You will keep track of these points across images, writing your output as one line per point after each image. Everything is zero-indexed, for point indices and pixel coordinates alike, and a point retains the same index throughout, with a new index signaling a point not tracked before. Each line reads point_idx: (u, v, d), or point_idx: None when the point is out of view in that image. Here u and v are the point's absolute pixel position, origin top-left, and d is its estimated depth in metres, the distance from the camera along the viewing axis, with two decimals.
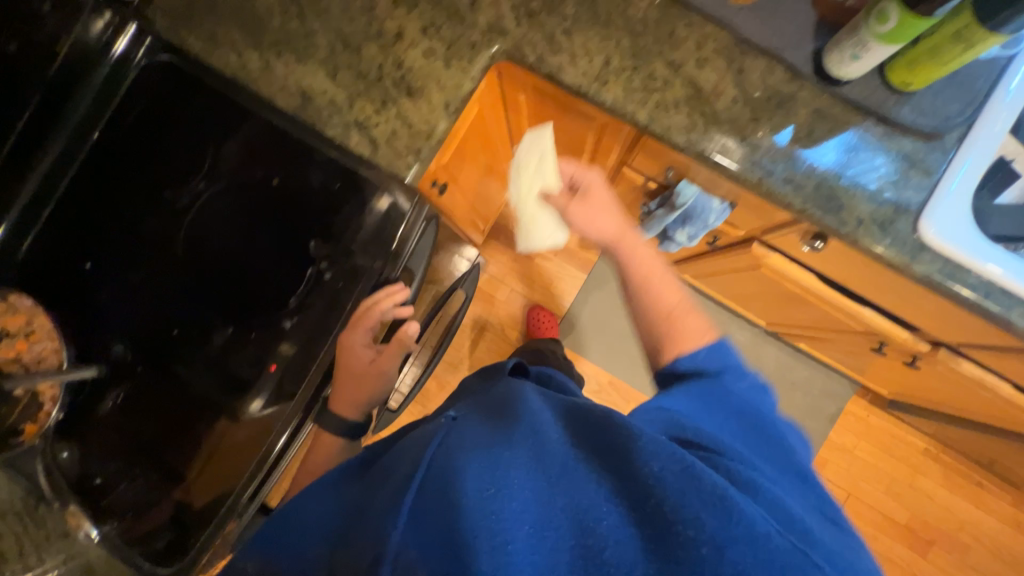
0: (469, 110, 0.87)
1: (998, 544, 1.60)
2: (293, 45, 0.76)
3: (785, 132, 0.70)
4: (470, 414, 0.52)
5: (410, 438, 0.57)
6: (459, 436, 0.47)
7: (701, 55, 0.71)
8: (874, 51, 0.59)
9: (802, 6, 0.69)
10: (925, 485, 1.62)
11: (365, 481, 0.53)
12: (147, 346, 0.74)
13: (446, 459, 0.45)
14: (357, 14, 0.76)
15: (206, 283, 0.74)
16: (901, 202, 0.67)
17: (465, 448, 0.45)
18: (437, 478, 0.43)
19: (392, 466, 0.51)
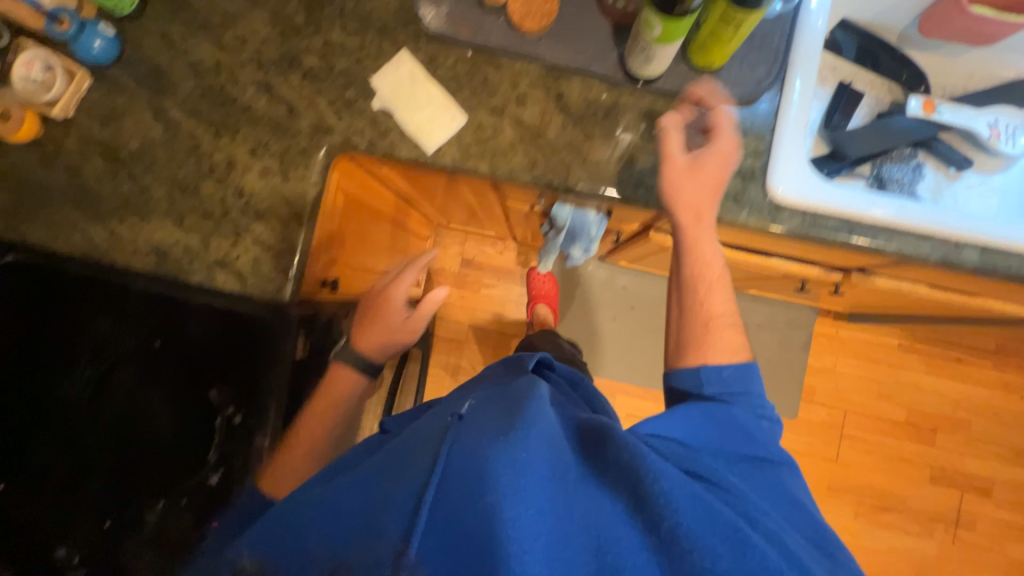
0: (334, 202, 0.87)
1: (993, 409, 1.65)
2: (133, 207, 0.75)
3: (620, 140, 0.71)
4: (482, 412, 0.46)
5: (407, 438, 0.49)
6: (474, 431, 0.43)
7: (519, 92, 0.72)
8: (657, 52, 0.61)
9: (594, 19, 0.71)
10: (911, 378, 1.66)
11: (355, 486, 0.45)
12: (85, 548, 0.72)
13: (467, 452, 0.41)
14: (184, 157, 0.75)
15: (122, 466, 0.73)
16: (746, 172, 0.69)
17: (489, 445, 0.40)
18: (460, 479, 0.39)
19: (386, 467, 0.45)
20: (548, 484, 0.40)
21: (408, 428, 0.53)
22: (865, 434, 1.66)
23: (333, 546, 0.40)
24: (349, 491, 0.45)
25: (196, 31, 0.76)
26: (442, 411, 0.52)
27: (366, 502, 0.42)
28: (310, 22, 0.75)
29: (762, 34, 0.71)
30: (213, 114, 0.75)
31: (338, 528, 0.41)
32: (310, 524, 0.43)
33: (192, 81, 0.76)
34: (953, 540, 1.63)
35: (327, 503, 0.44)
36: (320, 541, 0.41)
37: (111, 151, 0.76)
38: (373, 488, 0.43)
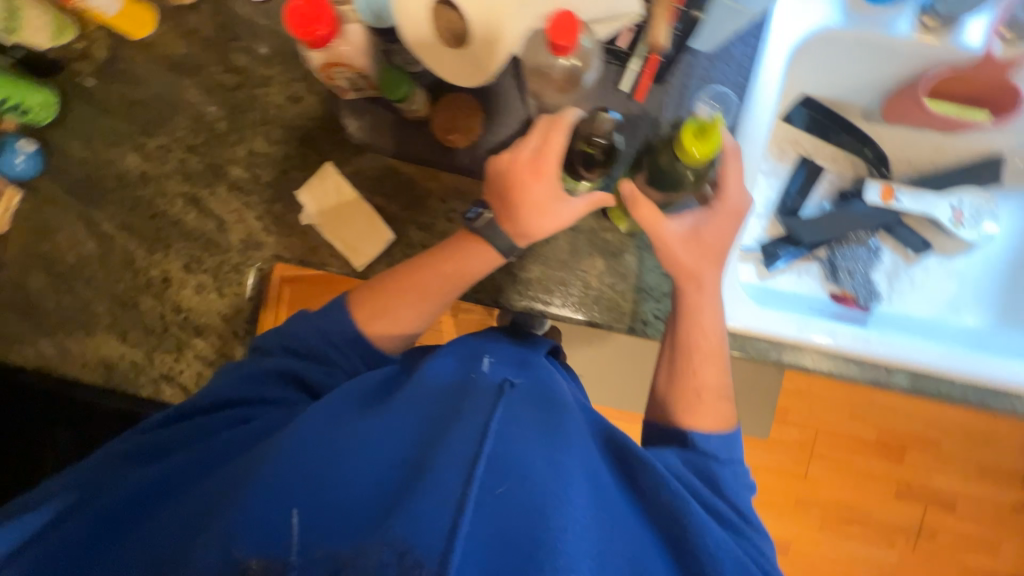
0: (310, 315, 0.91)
1: (965, 428, 1.66)
2: (78, 322, 0.77)
3: (551, 258, 0.69)
4: (529, 395, 0.49)
5: (427, 395, 0.48)
6: (524, 411, 0.45)
7: (448, 207, 0.70)
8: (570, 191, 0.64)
9: (524, 131, 0.67)
10: (886, 400, 1.67)
11: (396, 436, 0.42)
12: None
13: (525, 430, 0.43)
14: (121, 272, 0.76)
15: None
16: None
17: (530, 428, 0.44)
18: (508, 458, 0.40)
19: (424, 415, 0.45)
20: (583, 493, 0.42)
21: (432, 375, 0.52)
22: (834, 453, 1.69)
23: (364, 507, 0.37)
24: (386, 433, 0.43)
25: (121, 140, 0.75)
26: (471, 373, 0.52)
27: (415, 451, 0.41)
28: (234, 131, 0.73)
29: None
30: (144, 227, 0.75)
31: (374, 479, 0.38)
32: (342, 467, 0.39)
33: (121, 194, 0.75)
34: (911, 550, 1.70)
35: (342, 459, 0.40)
36: (352, 497, 0.37)
37: (50, 264, 0.77)
38: (420, 434, 0.42)
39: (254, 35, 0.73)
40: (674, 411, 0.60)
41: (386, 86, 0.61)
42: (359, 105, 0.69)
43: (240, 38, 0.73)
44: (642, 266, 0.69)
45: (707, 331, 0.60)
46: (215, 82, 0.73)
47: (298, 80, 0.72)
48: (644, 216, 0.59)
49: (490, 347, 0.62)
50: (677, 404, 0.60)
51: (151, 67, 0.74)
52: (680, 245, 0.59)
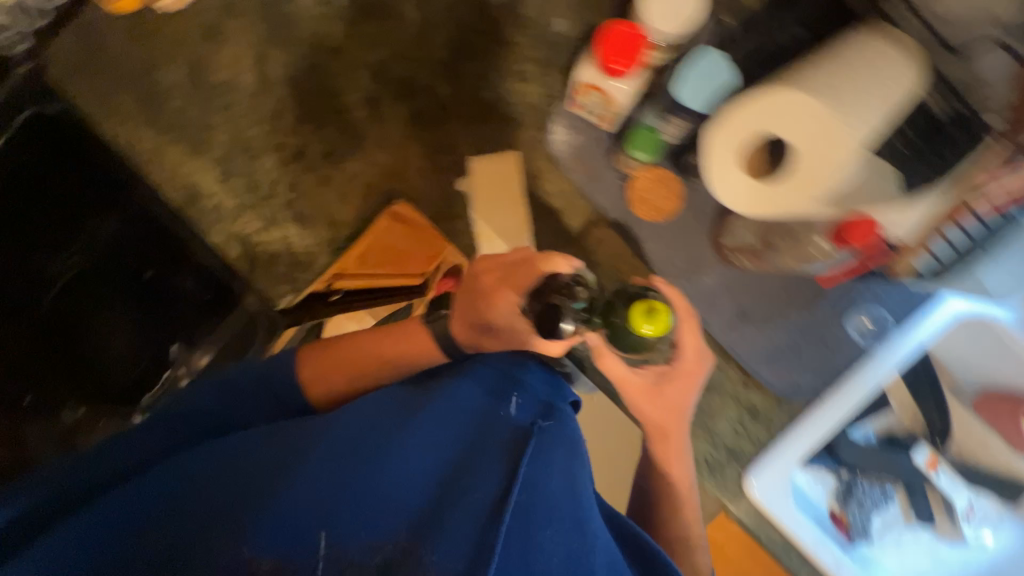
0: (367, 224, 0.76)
1: None
2: (190, 137, 0.74)
3: None
4: (559, 436, 0.41)
5: (452, 416, 0.42)
6: (549, 467, 0.39)
7: (592, 258, 0.70)
8: None
9: (704, 238, 0.67)
10: None
11: (419, 462, 0.38)
12: None
13: (546, 490, 0.37)
14: (261, 121, 0.73)
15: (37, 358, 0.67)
16: (735, 450, 0.70)
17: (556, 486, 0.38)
18: (524, 523, 0.35)
19: (442, 442, 0.40)
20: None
21: (463, 391, 0.45)
22: None
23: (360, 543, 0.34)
24: (403, 459, 0.38)
25: (338, 4, 0.70)
26: (506, 400, 0.44)
27: (427, 494, 0.36)
28: (448, 67, 0.70)
29: (833, 348, 0.67)
30: (308, 95, 0.72)
31: (393, 507, 0.35)
32: (370, 478, 0.37)
33: (306, 52, 0.71)
34: None
35: (365, 481, 0.37)
36: (354, 522, 0.35)
37: (197, 69, 0.72)
38: (441, 466, 0.39)
39: None
40: (630, 494, 0.57)
41: (638, 142, 0.61)
42: (578, 122, 0.66)
43: None
44: (720, 412, 0.70)
45: (694, 518, 0.54)
46: (459, 12, 0.69)
47: (537, 63, 0.68)
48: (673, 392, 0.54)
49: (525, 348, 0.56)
50: (639, 492, 0.57)
51: None
52: (668, 417, 0.54)
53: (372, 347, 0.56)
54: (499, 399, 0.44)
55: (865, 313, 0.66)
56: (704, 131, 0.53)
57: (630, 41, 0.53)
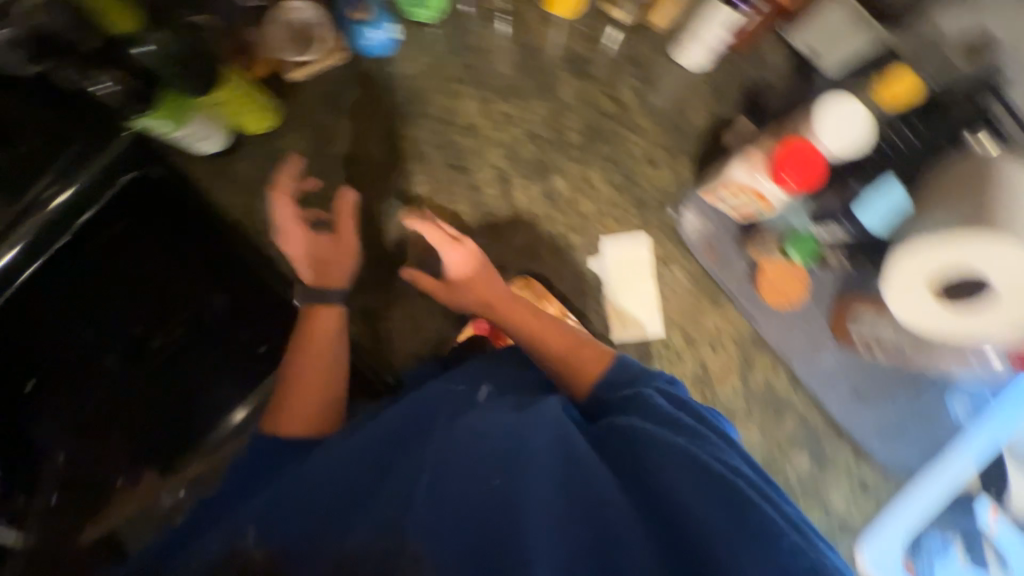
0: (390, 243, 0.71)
1: None
2: (313, 208, 0.71)
3: (770, 434, 0.73)
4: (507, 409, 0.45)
5: (414, 406, 0.48)
6: (492, 420, 0.43)
7: (718, 339, 0.72)
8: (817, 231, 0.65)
9: (821, 323, 0.71)
10: None
11: (328, 470, 0.44)
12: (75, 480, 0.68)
13: (478, 439, 0.41)
14: (391, 194, 0.71)
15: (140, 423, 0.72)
16: (847, 523, 0.73)
17: (489, 419, 0.43)
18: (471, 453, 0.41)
19: (430, 463, 0.41)
20: (596, 484, 0.39)
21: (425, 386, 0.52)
22: None
23: (324, 508, 0.42)
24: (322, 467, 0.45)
25: (473, 83, 0.71)
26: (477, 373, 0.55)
27: (395, 458, 0.44)
28: (581, 149, 0.71)
29: (935, 423, 0.72)
30: (439, 170, 0.71)
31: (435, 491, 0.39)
32: (372, 485, 0.43)
33: (438, 127, 0.71)
34: None
35: (335, 470, 0.44)
36: (352, 546, 0.39)
37: (324, 140, 0.70)
38: (425, 471, 0.41)
39: (651, 85, 0.72)
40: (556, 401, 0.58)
41: (796, 245, 0.66)
42: (709, 210, 0.70)
43: (639, 78, 0.72)
44: (835, 486, 0.73)
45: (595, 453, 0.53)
46: (592, 97, 0.72)
47: (665, 150, 0.72)
48: (454, 260, 0.63)
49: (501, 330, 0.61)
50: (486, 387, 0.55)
51: (544, 42, 0.72)
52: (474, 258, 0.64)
53: (319, 377, 0.57)
54: (471, 388, 0.52)
55: (965, 391, 0.72)
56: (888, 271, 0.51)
57: (802, 183, 0.56)
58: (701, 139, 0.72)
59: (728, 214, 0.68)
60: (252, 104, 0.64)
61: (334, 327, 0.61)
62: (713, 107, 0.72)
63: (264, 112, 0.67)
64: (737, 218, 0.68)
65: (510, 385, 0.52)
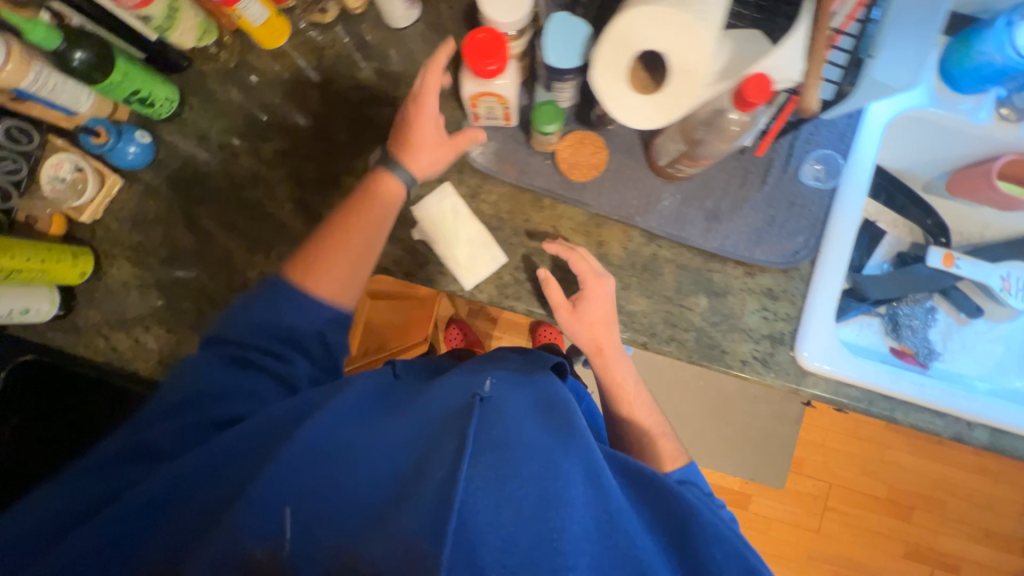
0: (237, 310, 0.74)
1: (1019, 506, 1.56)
2: (159, 316, 0.74)
3: (656, 292, 0.71)
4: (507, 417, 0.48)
5: (439, 404, 0.53)
6: (524, 433, 0.47)
7: (561, 236, 0.72)
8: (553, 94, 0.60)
9: (639, 171, 0.71)
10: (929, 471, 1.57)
11: (375, 461, 0.46)
12: None
13: (518, 438, 0.46)
14: (216, 269, 0.74)
15: None
16: (777, 335, 0.71)
17: (513, 427, 0.47)
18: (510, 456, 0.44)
19: (389, 461, 0.46)
20: (608, 503, 0.46)
21: (438, 389, 0.57)
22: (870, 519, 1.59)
23: (370, 500, 0.43)
24: (386, 450, 0.47)
25: (238, 140, 0.75)
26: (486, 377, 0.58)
27: (405, 468, 0.45)
28: (354, 143, 0.75)
29: (801, 201, 0.70)
30: (246, 227, 0.74)
31: (381, 472, 0.45)
32: (348, 458, 0.46)
33: (226, 193, 0.75)
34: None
35: (376, 449, 0.48)
36: (327, 536, 0.40)
37: (138, 256, 0.75)
38: (405, 460, 0.46)
39: (384, 58, 0.76)
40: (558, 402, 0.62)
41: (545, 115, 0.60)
42: (485, 131, 0.72)
43: (373, 58, 0.76)
44: (744, 308, 0.71)
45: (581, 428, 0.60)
46: (342, 96, 0.76)
47: None
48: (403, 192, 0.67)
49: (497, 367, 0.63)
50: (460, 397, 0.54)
51: (277, 75, 0.76)
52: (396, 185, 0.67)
53: (358, 239, 0.66)
54: (476, 387, 0.54)
55: (811, 158, 0.70)
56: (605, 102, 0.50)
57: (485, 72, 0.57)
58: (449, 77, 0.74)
59: (498, 119, 0.69)
60: (57, 259, 0.68)
61: (381, 216, 0.66)
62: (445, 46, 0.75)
63: (77, 260, 0.71)
64: (508, 117, 0.69)
65: (517, 391, 0.56)
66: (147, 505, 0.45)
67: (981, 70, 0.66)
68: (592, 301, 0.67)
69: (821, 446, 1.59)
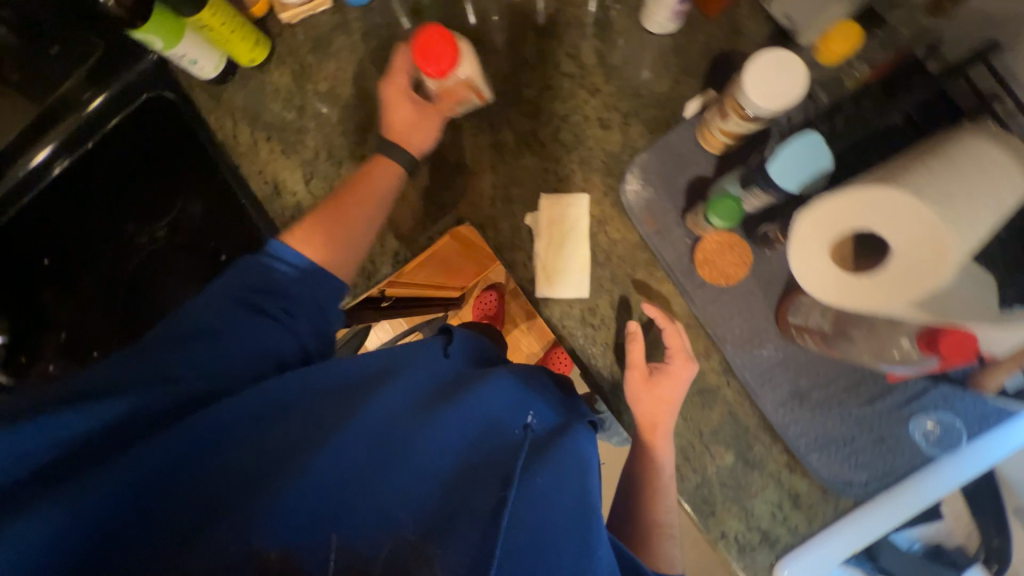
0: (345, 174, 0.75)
1: None
2: (283, 134, 0.77)
3: (693, 419, 0.67)
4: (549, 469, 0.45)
5: (472, 411, 0.48)
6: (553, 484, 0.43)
7: (648, 310, 0.69)
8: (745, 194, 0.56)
9: (763, 307, 0.65)
10: None
11: (411, 471, 0.41)
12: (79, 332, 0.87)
13: (552, 501, 0.42)
14: (351, 129, 0.76)
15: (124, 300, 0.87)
16: (771, 537, 0.66)
17: (541, 488, 0.42)
18: (539, 527, 0.39)
19: (429, 468, 0.42)
20: None
21: (478, 391, 0.51)
22: None
23: (427, 502, 0.39)
24: (433, 450, 0.43)
25: None
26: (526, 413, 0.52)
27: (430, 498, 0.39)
28: (534, 103, 0.72)
29: (891, 444, 0.63)
30: None
31: (415, 485, 0.40)
32: (400, 455, 0.42)
33: None
34: None
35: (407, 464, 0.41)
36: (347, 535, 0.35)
37: (302, 76, 0.77)
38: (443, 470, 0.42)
39: (614, 48, 0.72)
40: None
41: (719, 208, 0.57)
42: (653, 174, 0.68)
43: (604, 41, 0.72)
44: (761, 492, 0.66)
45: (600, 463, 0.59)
46: (553, 56, 0.73)
47: (619, 112, 0.71)
48: (378, 182, 0.66)
49: (537, 390, 0.58)
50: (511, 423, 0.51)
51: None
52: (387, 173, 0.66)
53: (374, 213, 0.64)
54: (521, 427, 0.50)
55: (932, 414, 0.63)
56: (791, 235, 0.45)
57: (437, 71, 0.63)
58: (657, 104, 0.70)
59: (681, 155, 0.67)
60: (242, 36, 0.71)
61: (390, 189, 0.66)
62: (674, 73, 0.70)
63: (255, 46, 0.74)
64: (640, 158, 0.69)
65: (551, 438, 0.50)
66: (174, 462, 0.40)
67: None
68: (667, 381, 0.63)
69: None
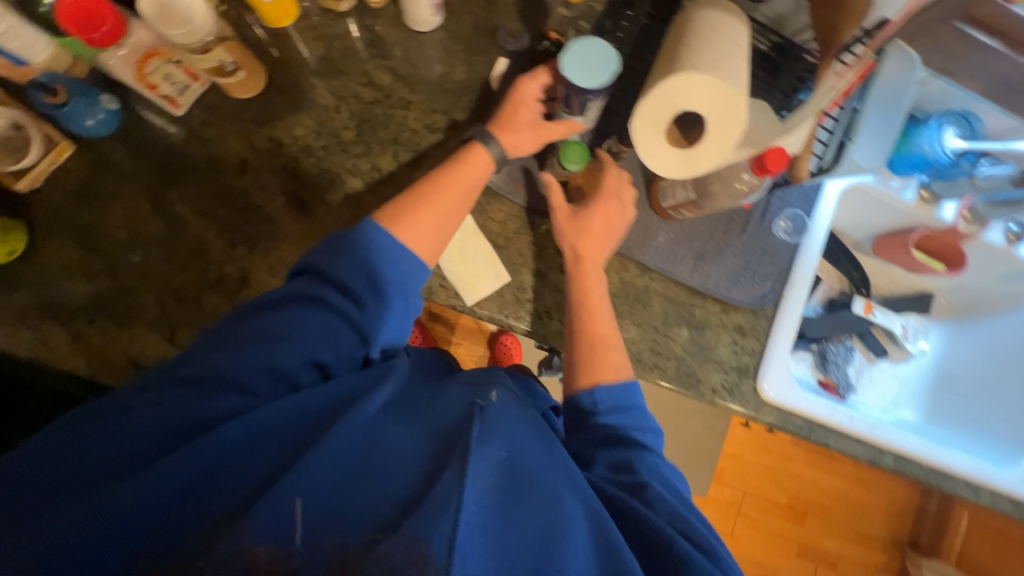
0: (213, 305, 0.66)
1: (895, 505, 1.85)
2: (106, 306, 0.64)
3: (645, 322, 0.76)
4: (504, 425, 0.43)
5: (439, 406, 0.46)
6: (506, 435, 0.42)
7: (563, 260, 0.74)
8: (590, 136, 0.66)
9: (641, 206, 0.75)
10: (823, 481, 1.82)
11: (393, 460, 0.40)
12: None
13: (514, 458, 0.41)
14: (186, 260, 0.66)
15: None
16: (743, 367, 0.79)
17: (530, 452, 0.42)
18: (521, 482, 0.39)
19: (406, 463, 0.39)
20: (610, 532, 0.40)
21: (444, 393, 0.48)
22: (770, 523, 1.80)
23: (407, 491, 0.37)
24: (395, 460, 0.40)
25: (225, 121, 0.68)
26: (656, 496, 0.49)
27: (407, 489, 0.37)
28: (359, 142, 0.71)
29: (772, 251, 0.80)
30: (228, 219, 0.67)
31: (396, 483, 0.38)
32: (372, 466, 0.39)
33: (208, 177, 0.67)
34: None
35: (379, 468, 0.39)
36: (331, 523, 0.35)
37: (88, 236, 0.65)
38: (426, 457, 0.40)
39: (399, 59, 0.73)
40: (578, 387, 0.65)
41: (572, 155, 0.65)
42: None
43: (387, 56, 0.73)
44: (719, 340, 0.79)
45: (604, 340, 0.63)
46: (348, 91, 0.71)
47: (439, 112, 0.73)
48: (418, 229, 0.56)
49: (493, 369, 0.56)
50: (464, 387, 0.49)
51: (277, 56, 0.70)
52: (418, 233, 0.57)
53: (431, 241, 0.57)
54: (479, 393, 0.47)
55: (783, 215, 0.80)
56: (631, 122, 0.52)
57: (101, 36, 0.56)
58: (466, 90, 0.74)
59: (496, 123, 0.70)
60: None
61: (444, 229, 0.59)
62: (463, 58, 0.74)
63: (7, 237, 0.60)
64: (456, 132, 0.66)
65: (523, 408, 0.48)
66: None
67: (915, 157, 0.81)
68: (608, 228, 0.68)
69: (729, 453, 1.77)
